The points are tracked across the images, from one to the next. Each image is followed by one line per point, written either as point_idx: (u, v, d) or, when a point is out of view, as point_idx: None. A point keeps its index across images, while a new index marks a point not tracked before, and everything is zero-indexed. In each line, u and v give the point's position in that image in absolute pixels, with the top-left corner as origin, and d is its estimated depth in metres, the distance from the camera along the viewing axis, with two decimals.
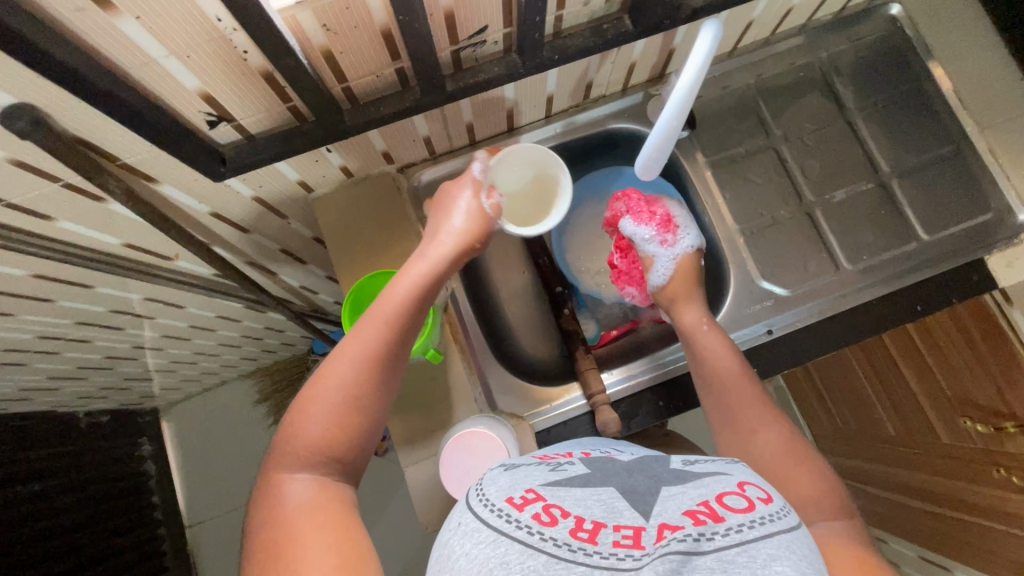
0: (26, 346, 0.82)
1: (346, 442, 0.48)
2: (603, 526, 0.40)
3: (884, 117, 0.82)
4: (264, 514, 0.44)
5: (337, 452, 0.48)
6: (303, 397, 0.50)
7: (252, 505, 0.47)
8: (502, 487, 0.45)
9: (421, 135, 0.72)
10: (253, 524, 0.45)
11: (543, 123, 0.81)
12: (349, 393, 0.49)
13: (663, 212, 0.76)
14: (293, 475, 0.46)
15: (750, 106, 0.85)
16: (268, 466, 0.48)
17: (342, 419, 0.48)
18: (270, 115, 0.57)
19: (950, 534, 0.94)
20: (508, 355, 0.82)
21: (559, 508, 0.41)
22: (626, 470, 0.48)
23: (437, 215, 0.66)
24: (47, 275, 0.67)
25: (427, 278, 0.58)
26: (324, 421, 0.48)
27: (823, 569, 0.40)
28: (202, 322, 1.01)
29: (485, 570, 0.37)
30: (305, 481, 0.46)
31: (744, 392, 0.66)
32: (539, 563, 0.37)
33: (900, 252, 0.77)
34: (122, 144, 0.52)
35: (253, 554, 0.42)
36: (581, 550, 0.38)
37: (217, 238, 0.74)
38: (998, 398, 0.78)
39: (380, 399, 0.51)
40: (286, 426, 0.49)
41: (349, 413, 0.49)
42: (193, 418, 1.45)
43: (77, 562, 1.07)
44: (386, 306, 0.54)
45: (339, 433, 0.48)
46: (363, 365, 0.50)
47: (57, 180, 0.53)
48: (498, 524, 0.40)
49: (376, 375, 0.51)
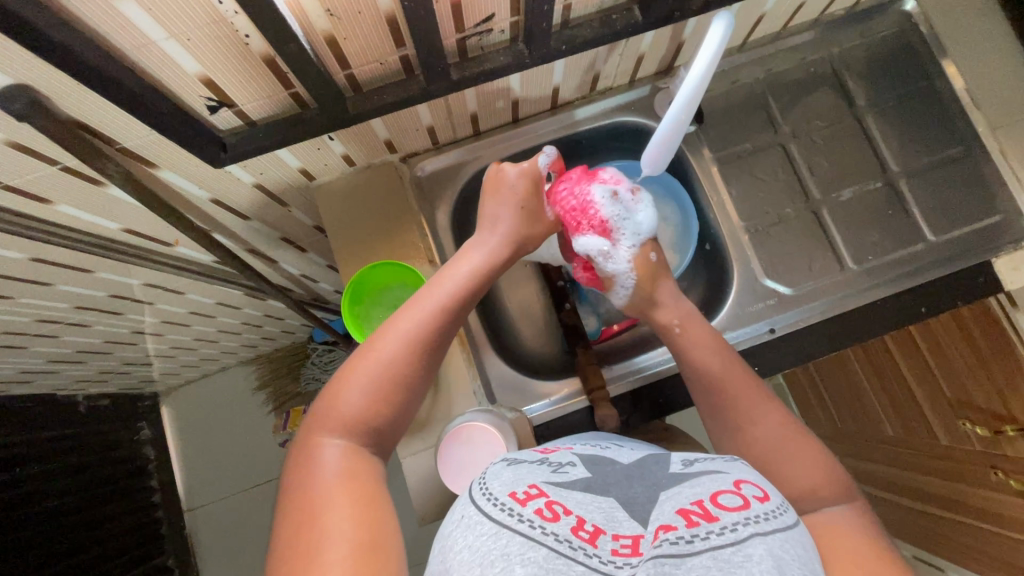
0: (25, 329, 0.82)
1: (385, 417, 0.47)
2: (602, 533, 0.40)
3: (894, 115, 0.81)
4: (295, 477, 0.43)
5: (377, 425, 0.47)
6: (348, 364, 0.49)
7: (287, 466, 0.45)
8: (504, 481, 0.45)
9: (425, 124, 0.71)
10: (289, 485, 0.43)
11: (548, 115, 0.80)
12: (397, 367, 0.48)
13: (600, 214, 0.68)
14: (329, 440, 0.45)
15: (759, 101, 0.84)
16: (303, 427, 0.47)
17: (385, 392, 0.47)
18: (272, 102, 0.56)
19: (946, 535, 0.94)
20: (508, 348, 0.81)
21: (561, 505, 0.42)
22: (627, 480, 0.47)
23: (489, 198, 0.64)
24: (46, 258, 0.67)
25: (481, 267, 0.57)
26: (371, 392, 0.47)
27: (818, 569, 0.40)
28: (202, 308, 1.00)
29: (486, 562, 0.38)
30: (340, 448, 0.44)
31: (732, 386, 0.61)
32: (539, 555, 0.37)
33: (906, 253, 0.77)
34: (121, 128, 0.51)
35: (288, 513, 0.41)
36: (581, 550, 0.39)
37: (218, 225, 0.74)
38: (1000, 403, 0.78)
39: (424, 379, 0.50)
40: (327, 390, 0.48)
41: (396, 388, 0.48)
42: (192, 404, 1.45)
43: (77, 543, 1.08)
44: (442, 289, 0.53)
45: (383, 407, 0.47)
46: (415, 343, 0.49)
47: (56, 163, 0.52)
48: (500, 517, 0.41)
49: (426, 355, 0.50)
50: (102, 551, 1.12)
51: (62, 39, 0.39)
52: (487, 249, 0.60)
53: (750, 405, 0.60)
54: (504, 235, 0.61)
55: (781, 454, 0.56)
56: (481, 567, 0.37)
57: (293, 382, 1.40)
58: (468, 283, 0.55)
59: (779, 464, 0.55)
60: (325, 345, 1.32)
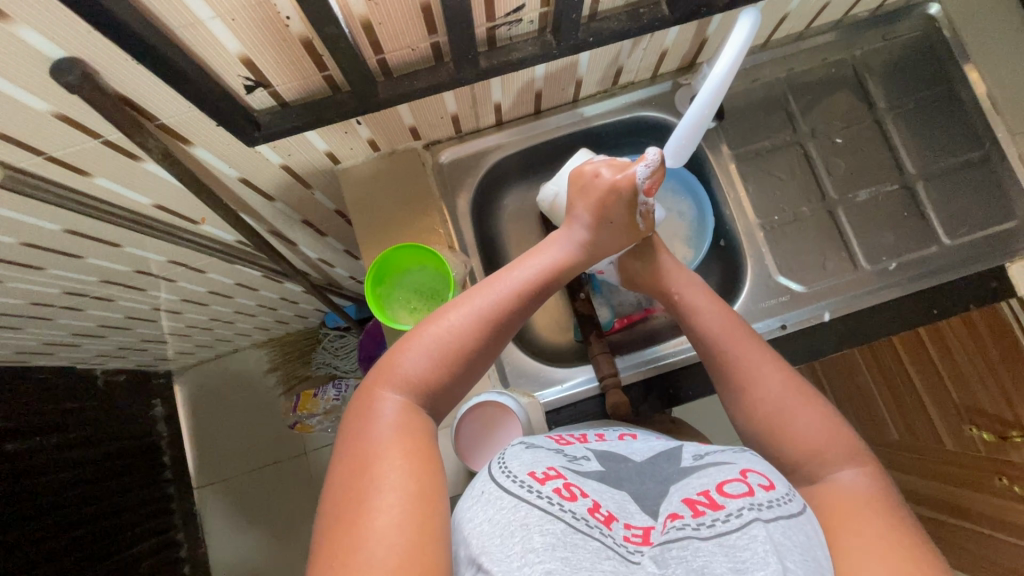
0: (52, 300, 0.84)
1: (443, 383, 0.49)
2: (615, 520, 0.43)
3: (913, 119, 0.82)
4: (355, 423, 0.45)
5: (435, 390, 0.49)
6: (417, 328, 0.50)
7: (346, 409, 0.47)
8: (523, 461, 0.47)
9: (450, 112, 0.73)
10: (347, 428, 0.46)
11: (570, 107, 0.81)
12: (463, 339, 0.49)
13: None
14: (390, 393, 0.47)
15: (779, 100, 0.85)
16: (366, 377, 0.49)
17: (447, 360, 0.49)
18: (305, 84, 0.58)
19: (947, 539, 0.95)
20: (522, 334, 0.83)
21: (578, 487, 0.44)
22: (639, 475, 0.49)
23: (580, 197, 0.60)
24: (78, 231, 0.69)
25: (556, 260, 0.57)
26: (437, 357, 0.48)
27: (822, 553, 0.41)
28: (222, 287, 1.02)
29: (506, 533, 0.39)
30: (398, 403, 0.46)
31: (737, 335, 0.61)
32: (557, 528, 0.39)
33: (919, 255, 0.78)
34: (162, 104, 0.53)
35: (344, 455, 0.43)
36: (597, 529, 0.41)
37: (243, 204, 0.76)
38: (1006, 406, 0.77)
39: (486, 355, 0.51)
40: (396, 347, 0.50)
41: (460, 361, 0.49)
42: (205, 383, 1.48)
43: (93, 512, 1.10)
44: (515, 274, 0.54)
45: (444, 374, 0.49)
46: (485, 319, 0.50)
47: (98, 137, 0.54)
48: (520, 492, 0.42)
49: (494, 336, 0.51)
50: (118, 521, 1.15)
51: (115, 14, 0.41)
52: (564, 245, 0.59)
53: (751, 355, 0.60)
54: (591, 236, 0.59)
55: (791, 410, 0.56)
56: (501, 538, 0.39)
57: (304, 366, 1.42)
58: (543, 273, 0.55)
59: (784, 438, 0.56)
60: (337, 330, 1.34)
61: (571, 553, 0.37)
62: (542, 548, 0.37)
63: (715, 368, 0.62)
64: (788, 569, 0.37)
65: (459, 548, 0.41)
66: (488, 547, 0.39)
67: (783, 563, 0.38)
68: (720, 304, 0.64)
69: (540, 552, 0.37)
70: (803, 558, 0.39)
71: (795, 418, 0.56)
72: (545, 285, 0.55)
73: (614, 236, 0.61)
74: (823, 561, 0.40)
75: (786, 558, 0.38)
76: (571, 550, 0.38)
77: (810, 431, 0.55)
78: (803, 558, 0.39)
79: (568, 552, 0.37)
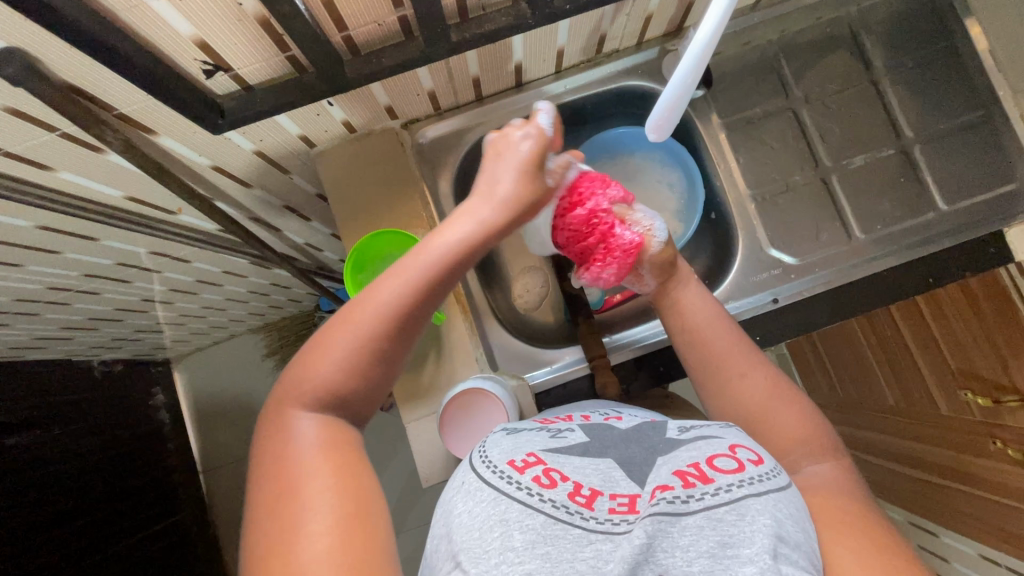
0: (36, 296, 0.83)
1: (356, 391, 0.47)
2: (598, 495, 0.42)
3: (912, 78, 0.79)
4: (272, 443, 0.44)
5: (350, 398, 0.47)
6: (321, 334, 0.48)
7: (260, 430, 0.46)
8: (503, 449, 0.47)
9: (425, 88, 0.70)
10: (263, 451, 0.44)
11: (552, 79, 0.78)
12: (373, 342, 0.47)
13: (617, 214, 0.67)
14: (300, 412, 0.45)
15: (771, 64, 0.82)
16: (278, 394, 0.47)
17: (357, 367, 0.46)
18: (268, 66, 0.55)
19: (941, 502, 0.95)
20: (512, 315, 0.85)
21: (558, 472, 0.44)
22: (624, 440, 0.49)
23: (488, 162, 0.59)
24: (52, 226, 0.67)
25: (470, 235, 0.52)
26: (344, 365, 0.46)
27: (808, 525, 0.42)
28: (210, 276, 1.01)
29: (485, 528, 0.39)
30: (311, 421, 0.45)
31: (720, 334, 0.63)
32: (537, 522, 0.39)
33: (916, 222, 0.76)
34: (118, 92, 0.51)
35: (267, 479, 0.42)
36: (578, 514, 0.40)
37: (220, 193, 0.73)
38: (1002, 370, 0.76)
39: (400, 350, 0.48)
40: (301, 358, 0.47)
41: (370, 364, 0.47)
42: (204, 369, 1.48)
43: (99, 500, 1.11)
44: (423, 259, 0.49)
45: (357, 381, 0.47)
46: (392, 314, 0.47)
47: (54, 129, 0.51)
48: (499, 484, 0.42)
49: (405, 330, 0.48)
50: (125, 507, 1.16)
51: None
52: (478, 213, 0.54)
53: (733, 355, 0.61)
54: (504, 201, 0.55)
55: (768, 404, 0.58)
56: (479, 532, 0.39)
57: None
58: (456, 255, 0.51)
59: (769, 420, 0.57)
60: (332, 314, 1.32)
61: (551, 548, 0.37)
62: (521, 547, 0.37)
63: (700, 366, 0.63)
64: (774, 543, 0.38)
65: (442, 540, 0.41)
66: (467, 543, 0.39)
67: (770, 536, 0.38)
68: (713, 303, 0.65)
69: (519, 552, 0.37)
70: (792, 531, 0.39)
71: (779, 407, 0.58)
72: (460, 266, 0.51)
73: (532, 201, 0.58)
74: (810, 531, 0.41)
75: (773, 530, 0.39)
76: (551, 544, 0.38)
77: (786, 425, 0.57)
78: (793, 531, 0.40)
79: (548, 548, 0.37)
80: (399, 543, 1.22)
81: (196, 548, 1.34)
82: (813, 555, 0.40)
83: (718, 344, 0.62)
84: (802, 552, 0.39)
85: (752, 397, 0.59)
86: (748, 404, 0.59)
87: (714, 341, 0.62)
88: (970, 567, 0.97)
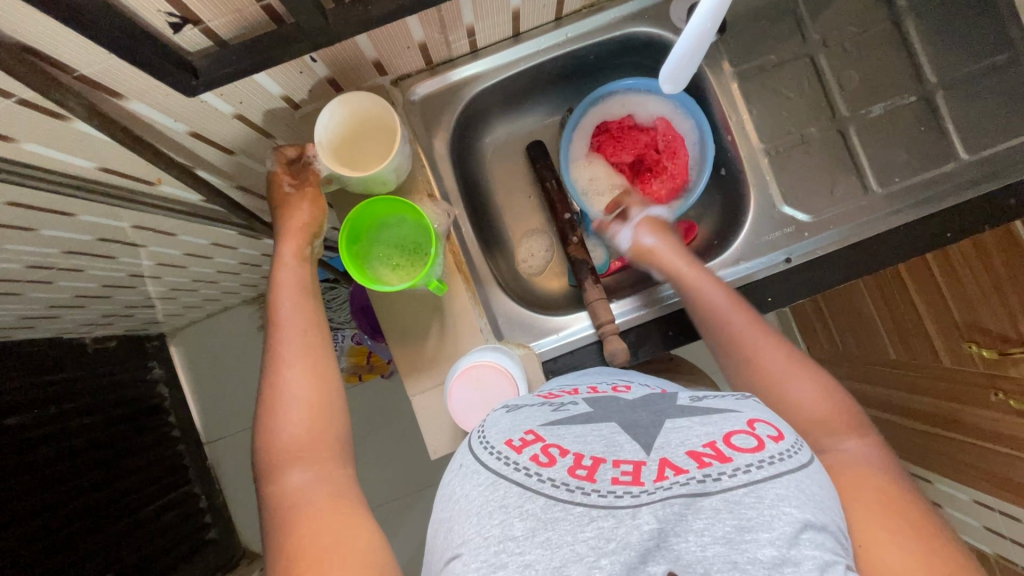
0: (16, 276, 0.78)
1: (318, 424, 0.55)
2: (602, 462, 0.41)
3: (938, 16, 0.74)
4: (273, 509, 0.50)
5: (314, 435, 0.55)
6: (263, 420, 0.56)
7: (263, 520, 0.51)
8: (501, 429, 0.46)
9: (416, 41, 0.65)
10: (268, 528, 0.50)
11: (552, 27, 0.73)
12: (298, 387, 0.57)
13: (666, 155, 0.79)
14: (287, 476, 0.52)
15: (787, 5, 0.76)
16: (260, 466, 0.54)
17: (308, 412, 0.56)
18: (241, 17, 0.50)
19: (940, 452, 0.97)
20: (514, 281, 0.82)
21: (557, 447, 0.43)
22: (628, 405, 0.48)
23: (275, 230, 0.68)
24: (23, 202, 0.62)
25: (294, 281, 0.64)
26: (287, 419, 0.55)
27: (829, 503, 0.40)
28: (197, 249, 0.96)
29: (484, 514, 0.39)
30: (298, 476, 0.52)
31: (735, 317, 0.66)
32: (537, 506, 0.39)
33: (935, 174, 0.73)
34: (75, 51, 0.45)
35: (275, 535, 0.48)
36: (579, 490, 0.39)
37: (203, 161, 0.68)
38: (1010, 322, 0.71)
39: (319, 373, 0.59)
40: (264, 442, 0.55)
41: (304, 401, 0.56)
42: (201, 342, 1.45)
43: (106, 475, 1.10)
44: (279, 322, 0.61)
45: (309, 415, 0.55)
46: (293, 362, 0.59)
47: (10, 95, 0.46)
48: (498, 467, 0.42)
49: (302, 363, 0.58)
50: (133, 481, 1.16)
51: None
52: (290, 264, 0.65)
53: (750, 336, 0.64)
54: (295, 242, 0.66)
55: (786, 378, 0.61)
56: (479, 518, 0.39)
57: None
58: (297, 297, 0.63)
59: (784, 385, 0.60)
60: None
61: (552, 534, 0.37)
62: (522, 536, 0.37)
63: (718, 342, 0.67)
64: (795, 529, 0.37)
65: (445, 524, 0.42)
66: (468, 536, 0.39)
67: (789, 520, 0.37)
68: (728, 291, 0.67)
69: (520, 540, 0.37)
70: (813, 513, 0.38)
71: (794, 380, 0.60)
72: (308, 300, 0.63)
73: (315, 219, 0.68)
74: (832, 508, 0.40)
75: (794, 516, 0.37)
76: (552, 529, 0.37)
77: (803, 394, 0.59)
78: (815, 514, 0.38)
79: (548, 534, 0.37)
80: (406, 505, 1.24)
81: (206, 516, 1.35)
82: (836, 534, 0.39)
83: (735, 325, 0.65)
84: (826, 533, 0.38)
85: (770, 369, 0.62)
86: (763, 375, 0.62)
87: (730, 326, 0.66)
88: (965, 513, 0.99)
